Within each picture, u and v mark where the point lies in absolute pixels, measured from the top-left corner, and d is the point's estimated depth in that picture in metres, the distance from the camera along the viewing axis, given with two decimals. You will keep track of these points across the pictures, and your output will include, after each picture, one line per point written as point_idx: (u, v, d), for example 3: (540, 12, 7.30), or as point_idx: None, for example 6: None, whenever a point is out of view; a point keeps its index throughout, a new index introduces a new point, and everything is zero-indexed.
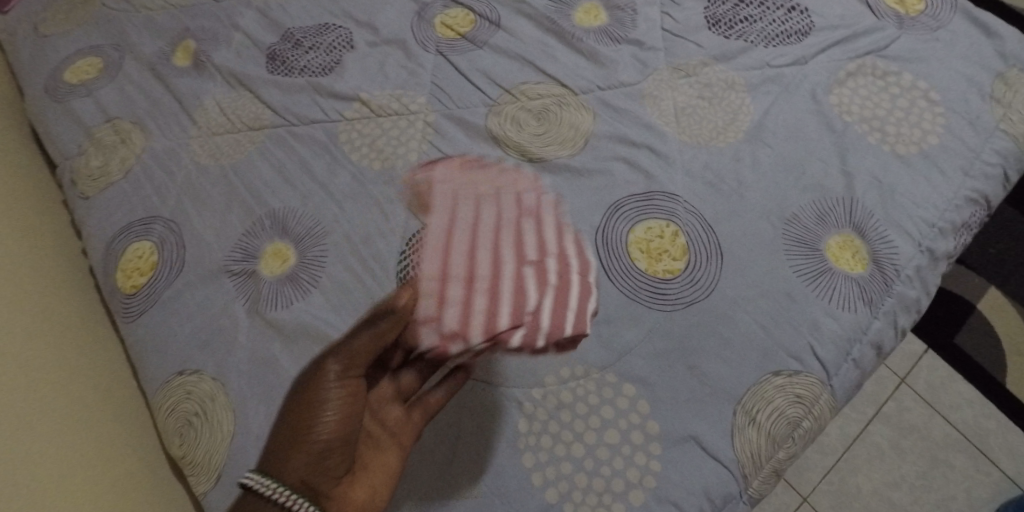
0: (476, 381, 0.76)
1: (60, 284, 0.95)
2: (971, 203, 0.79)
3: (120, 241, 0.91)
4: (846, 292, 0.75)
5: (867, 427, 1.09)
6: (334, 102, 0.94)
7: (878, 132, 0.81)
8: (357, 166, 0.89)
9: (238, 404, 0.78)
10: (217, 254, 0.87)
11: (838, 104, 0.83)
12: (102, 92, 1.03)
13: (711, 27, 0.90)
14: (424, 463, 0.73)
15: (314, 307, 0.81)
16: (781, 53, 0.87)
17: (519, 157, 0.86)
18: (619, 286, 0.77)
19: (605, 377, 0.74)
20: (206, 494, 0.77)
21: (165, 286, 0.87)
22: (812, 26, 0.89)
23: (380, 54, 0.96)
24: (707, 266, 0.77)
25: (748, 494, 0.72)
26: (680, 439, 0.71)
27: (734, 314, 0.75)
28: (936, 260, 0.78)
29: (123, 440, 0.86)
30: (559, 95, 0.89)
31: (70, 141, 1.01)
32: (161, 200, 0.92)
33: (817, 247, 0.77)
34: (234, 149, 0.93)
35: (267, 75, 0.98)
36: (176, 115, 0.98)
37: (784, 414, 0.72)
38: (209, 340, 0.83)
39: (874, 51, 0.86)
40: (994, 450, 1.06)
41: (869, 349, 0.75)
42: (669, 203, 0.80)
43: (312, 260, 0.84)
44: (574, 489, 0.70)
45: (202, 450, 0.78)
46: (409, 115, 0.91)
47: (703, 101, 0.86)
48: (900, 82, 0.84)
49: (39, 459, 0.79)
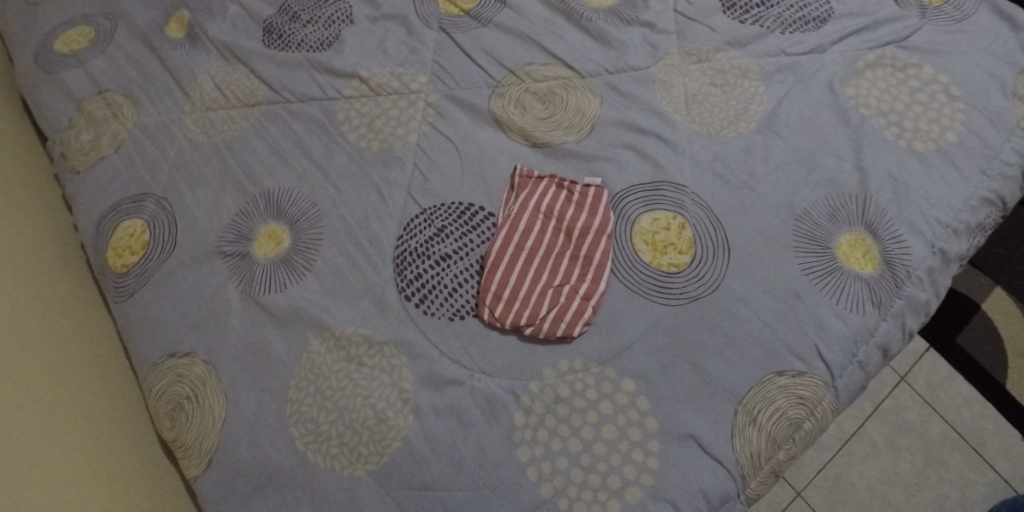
0: (472, 372, 0.74)
1: (53, 263, 0.94)
2: (987, 204, 0.77)
3: (111, 219, 0.89)
4: (855, 292, 0.73)
5: (864, 424, 1.08)
6: (332, 79, 0.90)
7: (894, 126, 0.79)
8: (355, 146, 0.86)
9: (229, 391, 0.77)
10: (210, 235, 0.85)
11: (854, 96, 0.81)
12: (93, 62, 0.99)
13: (726, 11, 0.87)
14: (416, 454, 0.72)
15: (309, 292, 0.80)
16: (797, 41, 0.84)
17: (523, 142, 0.83)
18: (622, 279, 0.75)
19: (605, 372, 0.72)
20: (196, 479, 0.76)
21: (156, 266, 0.85)
22: (831, 13, 0.85)
23: (380, 30, 0.93)
24: (713, 260, 0.75)
25: (746, 494, 0.70)
26: (678, 438, 0.70)
27: (739, 311, 0.73)
28: (948, 261, 0.76)
29: (118, 426, 0.85)
30: (565, 78, 0.86)
31: (59, 114, 0.98)
32: (153, 178, 0.90)
33: (827, 245, 0.75)
34: (229, 126, 0.91)
35: (263, 48, 0.94)
36: (169, 89, 0.95)
37: (786, 415, 0.71)
38: (200, 323, 0.81)
39: (894, 41, 0.83)
40: (991, 451, 1.05)
41: (875, 351, 0.73)
42: (676, 194, 0.78)
43: (307, 243, 0.82)
44: (570, 485, 0.69)
45: (193, 435, 0.77)
46: (409, 94, 0.88)
47: (715, 88, 0.83)
48: (919, 75, 0.81)
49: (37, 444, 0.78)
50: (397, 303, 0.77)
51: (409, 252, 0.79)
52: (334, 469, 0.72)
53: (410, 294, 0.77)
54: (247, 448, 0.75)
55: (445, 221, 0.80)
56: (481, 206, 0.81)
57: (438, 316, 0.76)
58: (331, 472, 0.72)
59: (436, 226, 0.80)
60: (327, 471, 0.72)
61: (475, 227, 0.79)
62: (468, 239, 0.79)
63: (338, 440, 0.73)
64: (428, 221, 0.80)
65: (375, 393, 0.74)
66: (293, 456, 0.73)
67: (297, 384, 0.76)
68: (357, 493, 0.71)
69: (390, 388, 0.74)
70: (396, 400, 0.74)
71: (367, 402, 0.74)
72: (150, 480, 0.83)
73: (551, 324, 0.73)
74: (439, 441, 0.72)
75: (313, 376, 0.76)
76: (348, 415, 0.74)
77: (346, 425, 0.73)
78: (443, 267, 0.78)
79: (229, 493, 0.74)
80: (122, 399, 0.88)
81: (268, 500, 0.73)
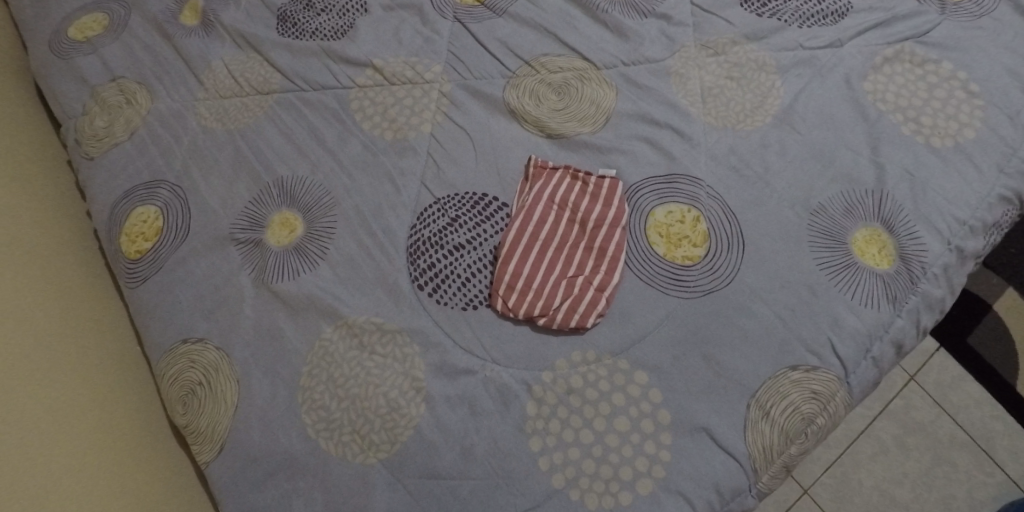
0: (485, 362, 0.74)
1: (66, 257, 0.93)
2: (1004, 201, 0.77)
3: (124, 205, 0.89)
4: (869, 287, 0.73)
5: (873, 423, 1.08)
6: (346, 67, 0.90)
7: (912, 122, 0.78)
8: (368, 135, 0.86)
9: (242, 377, 0.77)
10: (223, 222, 0.85)
11: (872, 91, 0.80)
12: (107, 49, 0.99)
13: (743, 3, 0.87)
14: (428, 443, 0.72)
15: (322, 280, 0.80)
16: (815, 35, 0.84)
17: (537, 133, 0.83)
18: (637, 271, 0.75)
19: (617, 363, 0.72)
20: (208, 465, 0.76)
21: (169, 252, 0.85)
22: (849, 7, 0.85)
23: (395, 19, 0.93)
24: (728, 254, 0.75)
25: (757, 488, 0.70)
26: (690, 431, 0.70)
27: (753, 305, 0.73)
28: (963, 259, 0.76)
29: (132, 422, 0.85)
30: (580, 69, 0.86)
31: (73, 100, 0.98)
32: (167, 165, 0.90)
33: (842, 240, 0.74)
34: (243, 114, 0.91)
35: (277, 36, 0.94)
36: (183, 76, 0.95)
37: (799, 410, 0.71)
38: (213, 310, 0.81)
39: (912, 37, 0.82)
40: (1000, 451, 1.05)
41: (889, 347, 0.73)
42: (691, 187, 0.78)
43: (320, 231, 0.82)
44: (581, 475, 0.69)
45: (205, 421, 0.77)
46: (423, 84, 0.88)
47: (731, 81, 0.83)
48: (938, 71, 0.80)
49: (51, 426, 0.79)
50: (410, 292, 0.77)
51: (422, 241, 0.79)
52: (346, 457, 0.72)
53: (423, 283, 0.77)
54: (259, 435, 0.75)
55: (458, 211, 0.80)
56: (494, 196, 0.80)
57: (451, 305, 0.76)
58: (342, 460, 0.72)
59: (450, 216, 0.80)
60: (338, 458, 0.72)
61: (489, 218, 0.79)
62: (481, 229, 0.79)
63: (350, 428, 0.73)
64: (441, 211, 0.80)
65: (387, 382, 0.74)
66: (305, 443, 0.74)
67: (310, 372, 0.76)
68: (369, 482, 0.71)
69: (402, 377, 0.74)
70: (408, 389, 0.74)
71: (379, 390, 0.74)
72: (162, 478, 0.82)
73: (564, 315, 0.73)
74: (451, 430, 0.72)
75: (325, 363, 0.76)
76: (360, 403, 0.74)
77: (358, 413, 0.73)
78: (456, 257, 0.78)
79: (240, 479, 0.74)
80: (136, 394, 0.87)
81: (280, 487, 0.73)
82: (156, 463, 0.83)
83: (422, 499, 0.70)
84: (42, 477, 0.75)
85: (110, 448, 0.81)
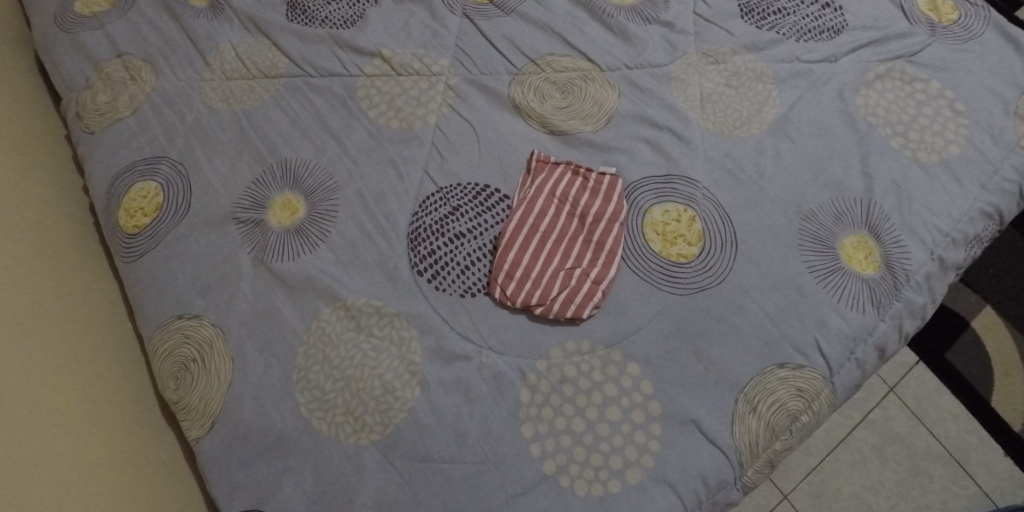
0: (481, 348, 0.75)
1: (62, 231, 0.93)
2: (985, 216, 0.80)
3: (123, 180, 0.89)
4: (855, 292, 0.76)
5: (852, 431, 1.11)
6: (354, 56, 0.92)
7: (901, 137, 0.82)
8: (374, 123, 0.87)
9: (237, 354, 0.77)
10: (224, 200, 0.85)
11: (864, 105, 0.84)
12: (113, 25, 1.00)
13: (744, 16, 0.90)
14: (423, 426, 0.73)
15: (321, 262, 0.80)
16: (811, 49, 0.87)
17: (540, 128, 0.85)
18: (632, 266, 0.77)
19: (610, 355, 0.74)
20: (198, 441, 0.76)
21: (168, 228, 0.85)
22: (844, 25, 0.88)
23: (404, 12, 0.94)
24: (721, 253, 0.77)
25: (742, 481, 0.72)
26: (680, 423, 0.71)
27: (743, 303, 0.75)
28: (945, 269, 0.79)
29: (125, 398, 0.85)
30: (584, 70, 0.88)
31: (77, 75, 0.98)
32: (170, 142, 0.90)
33: (832, 245, 0.77)
34: (249, 96, 0.92)
35: (286, 22, 0.95)
36: (189, 56, 0.95)
37: (785, 406, 0.73)
38: (211, 286, 0.81)
39: (903, 56, 0.86)
40: (973, 464, 1.08)
41: (872, 350, 0.76)
42: (687, 188, 0.80)
43: (322, 213, 0.83)
44: (571, 463, 0.70)
45: (197, 397, 0.77)
46: (430, 76, 0.89)
47: (729, 89, 0.85)
48: (926, 89, 0.84)
49: (52, 387, 0.79)
50: (409, 277, 0.78)
51: (424, 228, 0.80)
52: (339, 437, 0.73)
53: (422, 269, 0.78)
54: (252, 414, 0.75)
55: (461, 201, 0.81)
56: (496, 188, 0.82)
57: (449, 292, 0.77)
58: (336, 440, 0.73)
59: (452, 205, 0.81)
60: (332, 438, 0.73)
61: (490, 209, 0.81)
62: (482, 219, 0.80)
63: (344, 409, 0.74)
64: (443, 200, 0.82)
65: (383, 364, 0.75)
66: (299, 423, 0.74)
67: (306, 352, 0.76)
68: (361, 462, 0.72)
69: (398, 360, 0.75)
70: (404, 372, 0.75)
71: (375, 372, 0.75)
72: (149, 457, 0.83)
73: (561, 305, 0.75)
74: (445, 414, 0.73)
75: (322, 344, 0.76)
76: (355, 384, 0.74)
77: (353, 394, 0.74)
78: (456, 245, 0.79)
79: (231, 455, 0.74)
80: (132, 375, 0.88)
81: (272, 466, 0.73)
82: (146, 450, 0.83)
83: (414, 481, 0.71)
84: (37, 442, 0.75)
85: (102, 424, 0.81)
